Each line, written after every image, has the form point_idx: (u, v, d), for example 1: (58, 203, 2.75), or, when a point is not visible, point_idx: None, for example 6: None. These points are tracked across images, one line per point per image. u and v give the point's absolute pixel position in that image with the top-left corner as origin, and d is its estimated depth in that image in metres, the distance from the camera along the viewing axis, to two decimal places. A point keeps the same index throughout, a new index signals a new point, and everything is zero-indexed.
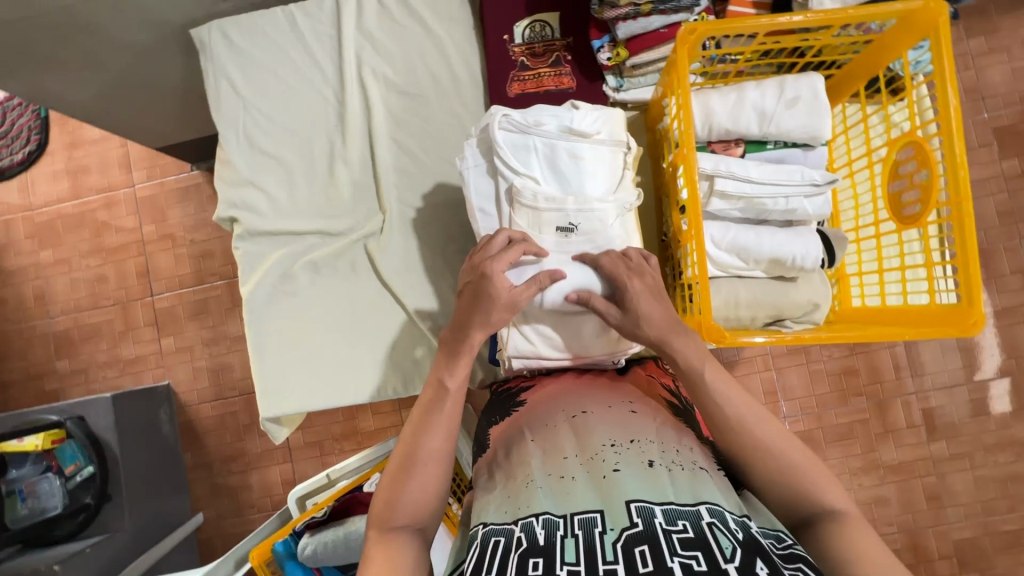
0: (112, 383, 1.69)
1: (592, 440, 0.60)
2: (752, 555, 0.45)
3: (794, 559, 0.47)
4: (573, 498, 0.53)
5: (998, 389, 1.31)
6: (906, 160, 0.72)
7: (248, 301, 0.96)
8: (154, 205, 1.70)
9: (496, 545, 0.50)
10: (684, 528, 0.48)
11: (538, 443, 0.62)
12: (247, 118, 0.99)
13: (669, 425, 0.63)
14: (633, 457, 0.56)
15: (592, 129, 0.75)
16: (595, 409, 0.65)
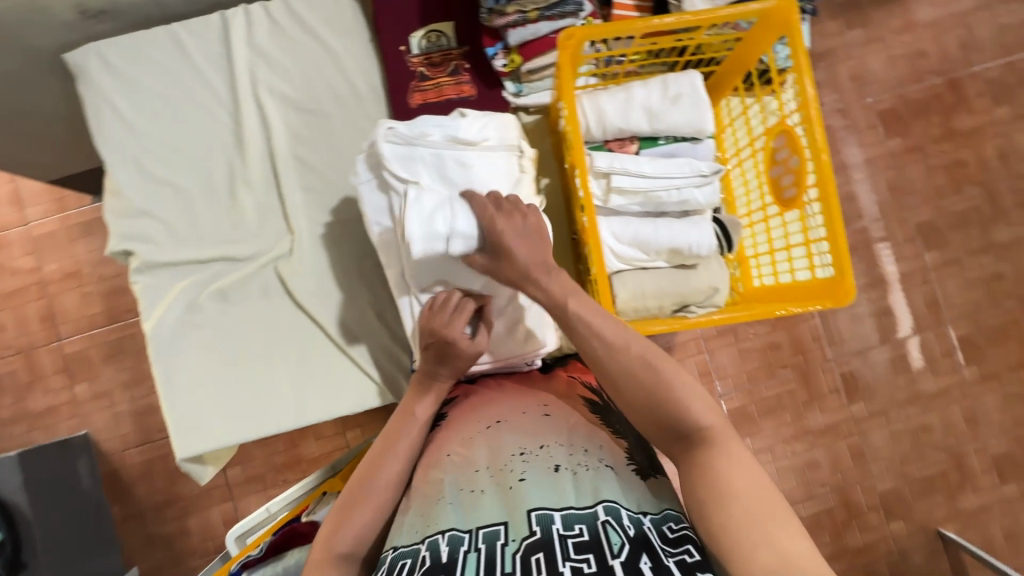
0: (20, 439, 1.55)
1: (502, 449, 0.59)
2: (638, 552, 0.48)
3: (682, 542, 0.50)
4: (479, 513, 0.53)
5: (903, 349, 1.42)
6: (780, 147, 0.78)
7: (152, 337, 0.90)
8: (54, 242, 1.58)
9: (402, 568, 0.50)
10: (580, 531, 0.49)
11: (453, 459, 0.59)
12: (135, 144, 0.93)
13: (583, 425, 0.62)
14: (539, 463, 0.56)
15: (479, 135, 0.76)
16: (510, 417, 0.63)
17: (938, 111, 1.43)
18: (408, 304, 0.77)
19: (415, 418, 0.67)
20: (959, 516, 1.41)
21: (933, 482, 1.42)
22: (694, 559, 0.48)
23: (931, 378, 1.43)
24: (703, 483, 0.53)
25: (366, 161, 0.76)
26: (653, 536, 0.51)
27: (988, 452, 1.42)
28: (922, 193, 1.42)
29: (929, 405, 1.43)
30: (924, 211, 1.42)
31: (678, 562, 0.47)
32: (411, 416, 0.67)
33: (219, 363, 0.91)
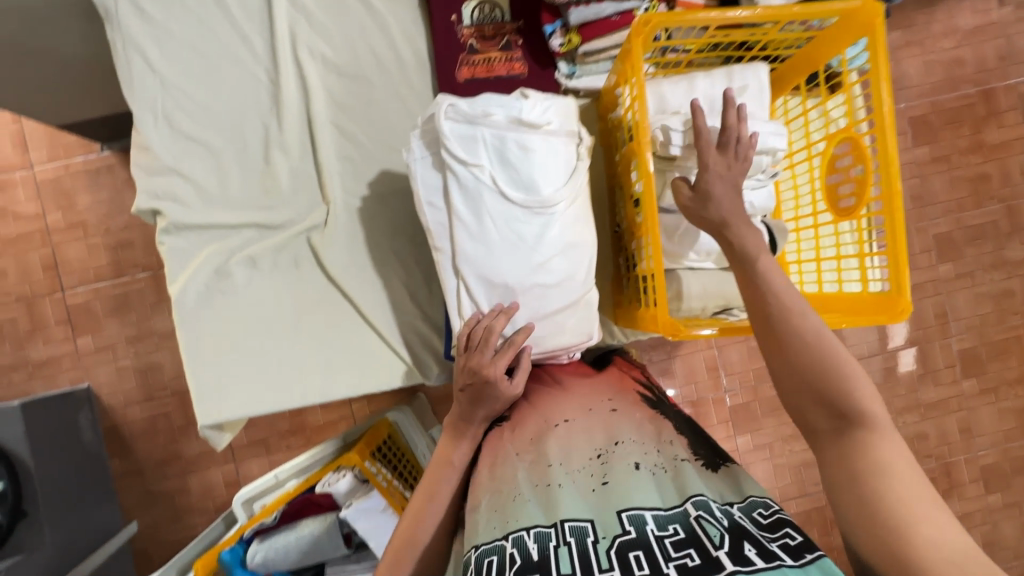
0: (19, 388, 1.53)
1: (577, 451, 0.60)
2: (740, 539, 0.47)
3: (780, 526, 0.50)
4: (563, 506, 0.53)
5: (907, 358, 1.44)
6: (842, 154, 0.77)
7: (178, 301, 0.87)
8: (58, 189, 1.52)
9: (490, 565, 0.50)
10: (676, 530, 0.50)
11: (523, 456, 0.62)
12: (166, 98, 0.89)
13: (649, 420, 0.64)
14: (618, 463, 0.57)
15: (543, 118, 0.73)
16: (577, 415, 0.65)
17: (970, 122, 1.41)
18: (455, 287, 0.74)
19: (453, 468, 0.68)
20: None
21: None
22: (796, 542, 0.47)
23: (931, 388, 1.45)
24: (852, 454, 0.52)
25: (430, 137, 0.74)
26: (746, 524, 0.50)
27: (978, 462, 1.46)
28: (944, 204, 1.41)
29: (927, 414, 1.45)
30: (944, 223, 1.41)
31: (782, 545, 0.47)
32: (449, 467, 0.68)
33: (247, 335, 0.89)
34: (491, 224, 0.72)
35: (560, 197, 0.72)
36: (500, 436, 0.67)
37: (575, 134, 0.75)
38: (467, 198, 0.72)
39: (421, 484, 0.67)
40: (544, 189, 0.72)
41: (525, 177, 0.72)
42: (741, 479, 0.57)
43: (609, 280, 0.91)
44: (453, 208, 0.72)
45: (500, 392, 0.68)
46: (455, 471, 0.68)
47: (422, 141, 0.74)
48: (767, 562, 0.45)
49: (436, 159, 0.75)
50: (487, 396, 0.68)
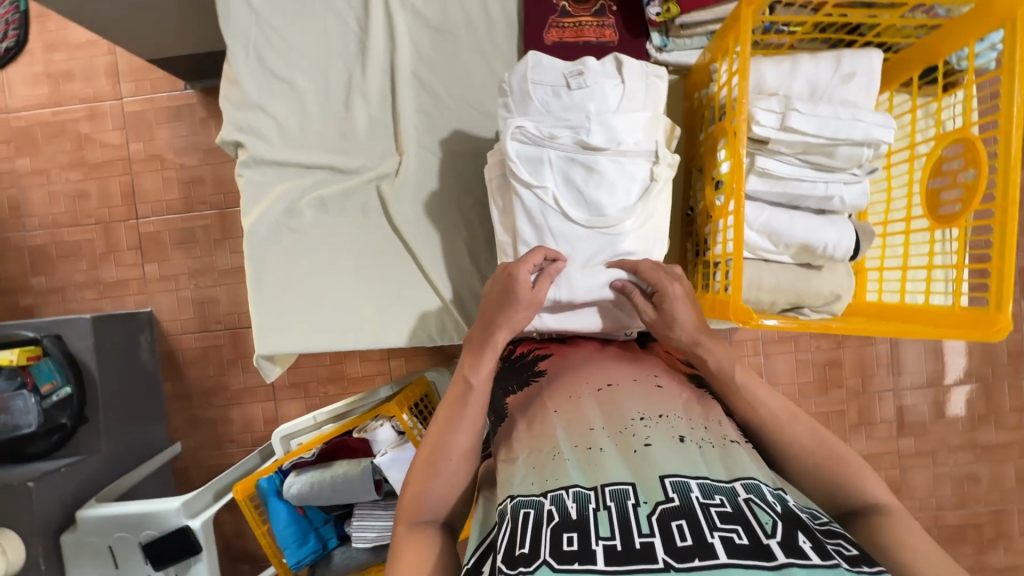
0: (90, 304, 1.64)
1: (621, 413, 0.59)
2: (794, 529, 0.45)
3: (834, 536, 0.47)
4: (605, 467, 0.53)
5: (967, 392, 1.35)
6: (952, 157, 0.71)
7: (250, 233, 0.91)
8: (142, 122, 1.60)
9: (526, 518, 0.49)
10: (722, 502, 0.48)
11: (562, 414, 0.60)
12: (259, 35, 0.91)
13: (696, 401, 0.62)
14: (663, 432, 0.56)
15: (615, 130, 0.69)
16: (622, 381, 0.64)
17: None
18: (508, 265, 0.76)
19: (473, 386, 0.65)
20: (981, 569, 1.38)
21: (963, 532, 1.38)
22: (852, 552, 0.45)
23: (991, 429, 1.36)
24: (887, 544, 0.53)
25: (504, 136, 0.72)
26: (799, 515, 0.48)
27: None
28: None
29: (983, 455, 1.36)
30: None
31: (838, 552, 0.44)
32: (468, 386, 0.65)
33: (313, 274, 0.91)
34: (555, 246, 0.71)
35: (628, 218, 0.70)
36: (539, 390, 0.66)
37: (650, 152, 0.70)
38: (532, 220, 0.71)
39: (443, 405, 0.65)
40: (608, 209, 0.70)
41: (594, 192, 0.70)
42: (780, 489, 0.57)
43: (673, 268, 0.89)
44: (518, 233, 0.72)
45: (521, 299, 0.66)
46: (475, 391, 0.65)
47: (503, 116, 0.73)
48: (823, 559, 0.43)
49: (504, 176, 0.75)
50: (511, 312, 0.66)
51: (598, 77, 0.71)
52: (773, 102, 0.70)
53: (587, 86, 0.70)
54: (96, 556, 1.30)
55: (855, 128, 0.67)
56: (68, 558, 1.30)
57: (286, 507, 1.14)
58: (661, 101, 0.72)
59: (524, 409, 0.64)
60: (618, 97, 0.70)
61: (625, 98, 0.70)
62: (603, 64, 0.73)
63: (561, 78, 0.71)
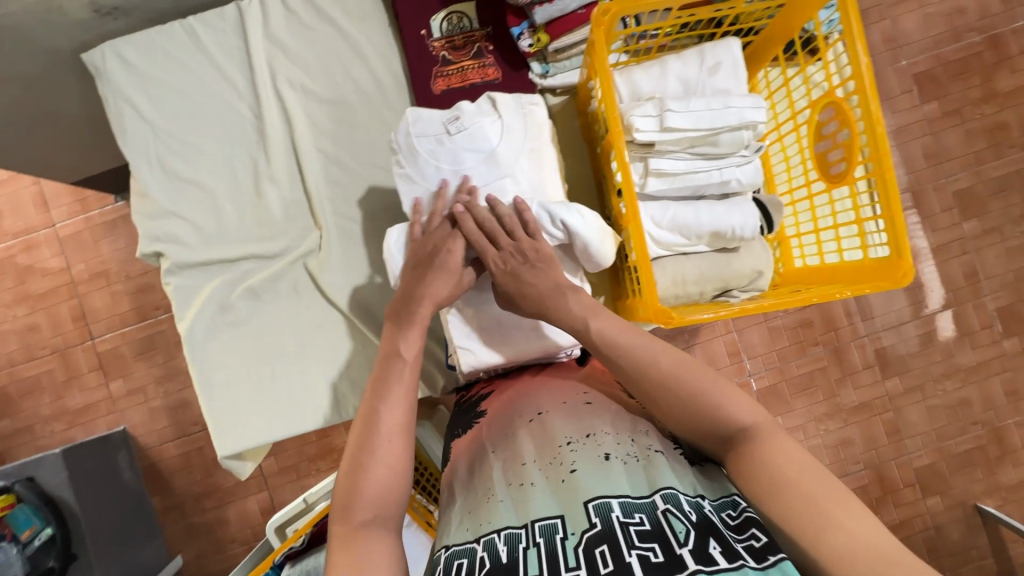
0: (61, 436, 1.59)
1: (550, 441, 0.60)
2: (707, 535, 0.47)
3: (746, 525, 0.49)
4: (534, 506, 0.54)
5: (940, 322, 1.38)
6: (827, 120, 0.74)
7: (188, 337, 0.90)
8: (80, 243, 1.59)
9: (460, 568, 0.51)
10: (642, 520, 0.49)
11: (499, 455, 0.62)
12: (158, 144, 0.92)
13: (625, 409, 0.65)
14: (589, 453, 0.57)
15: (503, 169, 0.72)
16: (551, 408, 0.65)
17: (978, 72, 1.37)
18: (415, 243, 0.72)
19: (402, 359, 0.66)
20: (998, 490, 1.38)
21: (969, 458, 1.39)
22: (761, 542, 0.47)
23: (970, 351, 1.38)
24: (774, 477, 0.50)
25: (409, 195, 0.73)
26: (717, 518, 0.50)
27: None
28: (960, 158, 1.37)
29: (968, 379, 1.39)
30: (964, 177, 1.37)
31: (746, 547, 0.46)
32: (398, 357, 0.66)
33: (258, 361, 0.91)
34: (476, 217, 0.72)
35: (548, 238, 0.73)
36: (481, 430, 0.68)
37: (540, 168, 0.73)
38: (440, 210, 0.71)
39: (370, 378, 0.66)
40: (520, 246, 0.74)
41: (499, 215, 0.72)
42: (716, 487, 0.55)
43: (607, 277, 0.89)
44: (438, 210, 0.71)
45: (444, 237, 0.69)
46: (405, 364, 0.66)
47: (398, 173, 0.73)
48: (729, 562, 0.44)
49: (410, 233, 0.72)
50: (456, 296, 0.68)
51: (475, 116, 0.72)
52: (649, 106, 0.72)
53: (465, 128, 0.71)
54: None
55: (729, 115, 0.71)
56: None
57: None
58: (542, 124, 0.74)
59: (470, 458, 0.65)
60: (498, 132, 0.72)
61: (506, 130, 0.72)
62: (479, 104, 0.74)
63: (441, 126, 0.72)
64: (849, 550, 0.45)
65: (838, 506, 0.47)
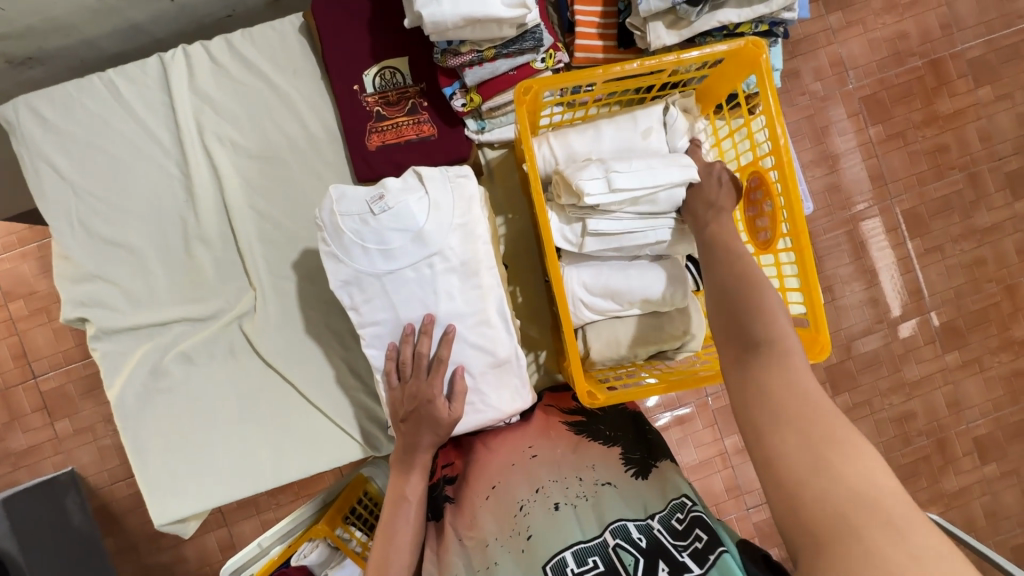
0: (5, 480, 1.53)
1: (506, 508, 0.71)
2: (654, 560, 0.62)
3: (692, 526, 0.64)
4: None
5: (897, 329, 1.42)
6: (754, 188, 0.75)
7: (117, 406, 0.87)
8: (18, 278, 1.52)
9: None
10: (597, 563, 0.63)
11: (465, 541, 0.71)
12: (79, 204, 0.88)
13: (570, 449, 0.77)
14: (541, 509, 0.70)
15: (431, 248, 0.70)
16: (502, 479, 0.74)
17: (920, 95, 1.41)
18: (347, 290, 0.72)
19: (410, 501, 0.74)
20: (941, 498, 1.45)
21: (915, 468, 1.44)
22: (701, 542, 0.62)
23: (914, 365, 1.43)
24: (768, 391, 0.50)
25: (334, 274, 0.71)
26: (660, 537, 0.64)
27: (970, 434, 1.44)
28: (903, 180, 1.41)
29: (913, 393, 1.44)
30: (908, 198, 1.41)
31: (690, 551, 0.62)
32: (405, 500, 0.74)
33: (194, 429, 0.88)
34: (404, 279, 0.71)
35: (483, 311, 0.73)
36: (445, 525, 0.75)
37: (471, 238, 0.72)
38: (361, 272, 0.71)
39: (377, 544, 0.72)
40: (466, 318, 0.73)
41: (430, 278, 0.71)
42: (654, 493, 0.71)
43: (548, 329, 0.91)
44: (365, 274, 0.71)
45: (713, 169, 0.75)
46: (412, 503, 0.74)
47: (324, 250, 0.71)
48: None
49: (341, 264, 0.71)
50: (427, 419, 0.72)
51: (400, 194, 0.70)
52: (593, 168, 0.72)
53: (390, 207, 0.69)
54: None
55: (659, 176, 0.71)
56: None
57: None
58: (472, 196, 0.73)
59: (436, 547, 0.73)
60: (424, 209, 0.70)
61: (432, 207, 0.71)
62: (404, 178, 0.73)
63: (365, 205, 0.70)
64: (826, 491, 0.43)
65: (834, 449, 0.44)
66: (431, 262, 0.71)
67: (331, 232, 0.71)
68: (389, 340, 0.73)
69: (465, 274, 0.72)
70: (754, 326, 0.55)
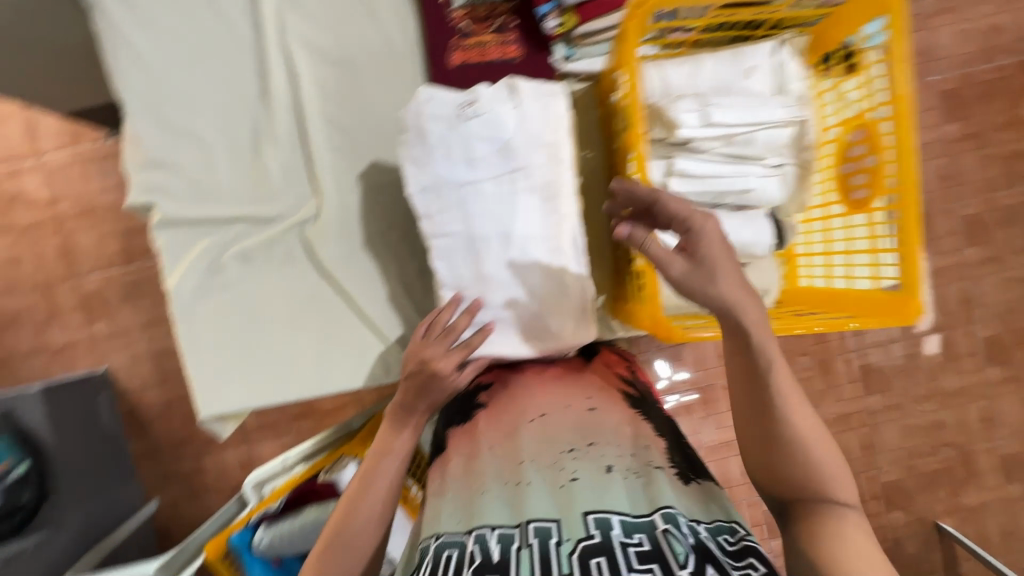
0: (41, 371, 1.55)
1: (551, 445, 0.65)
2: (704, 562, 0.51)
3: (744, 556, 0.53)
4: (529, 506, 0.59)
5: (918, 346, 1.38)
6: (856, 143, 0.73)
7: (173, 297, 0.87)
8: (67, 178, 1.52)
9: (449, 559, 0.56)
10: (641, 541, 0.53)
11: (496, 452, 0.67)
12: (153, 90, 0.86)
13: (629, 423, 0.69)
14: (591, 464, 0.61)
15: (516, 162, 0.70)
16: (554, 411, 0.69)
17: (1009, 94, 1.32)
18: (424, 197, 0.71)
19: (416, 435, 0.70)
20: (959, 510, 1.40)
21: (935, 478, 1.40)
22: (759, 573, 0.51)
23: (953, 375, 1.38)
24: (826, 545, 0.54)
25: (414, 179, 0.71)
26: (712, 545, 0.54)
27: (998, 452, 1.38)
28: (976, 184, 1.33)
29: (948, 402, 1.39)
30: (975, 204, 1.33)
31: (743, 574, 0.51)
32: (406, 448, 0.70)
33: (245, 329, 0.89)
34: (484, 191, 0.70)
35: (558, 236, 0.71)
36: (477, 423, 0.73)
37: (555, 159, 0.70)
38: (441, 179, 0.70)
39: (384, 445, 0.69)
40: (540, 243, 0.71)
41: (509, 194, 0.70)
42: (706, 506, 0.61)
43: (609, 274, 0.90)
44: (445, 181, 0.70)
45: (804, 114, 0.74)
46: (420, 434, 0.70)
47: (405, 154, 0.71)
48: None
49: (422, 167, 0.70)
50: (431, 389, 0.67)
51: (492, 102, 0.69)
52: (689, 101, 0.70)
53: (481, 113, 0.68)
54: None
55: (761, 113, 0.69)
56: None
57: (261, 560, 1.12)
58: (563, 117, 0.70)
59: (460, 447, 0.71)
60: (514, 122, 0.69)
61: (523, 120, 0.69)
62: (497, 88, 0.70)
63: (455, 110, 0.69)
64: None
65: None
66: (512, 177, 0.70)
67: (416, 133, 0.70)
68: (458, 256, 0.72)
69: (544, 196, 0.71)
70: (815, 479, 0.58)
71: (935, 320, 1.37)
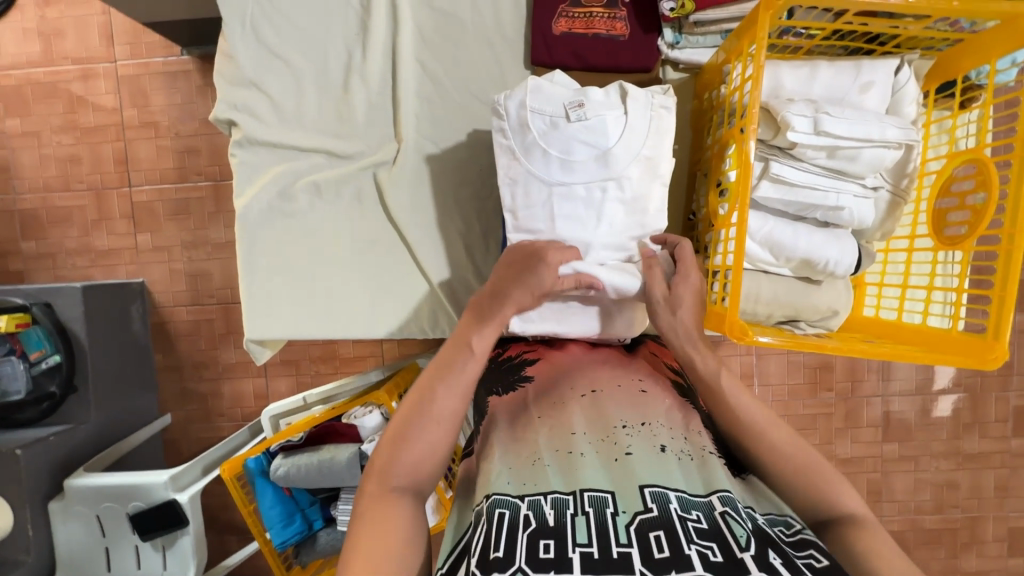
0: (81, 273, 1.47)
1: (604, 419, 0.61)
2: (766, 546, 0.48)
3: (804, 547, 0.50)
4: (584, 477, 0.54)
5: (934, 403, 1.31)
6: (962, 177, 0.70)
7: (242, 215, 0.89)
8: (136, 88, 1.42)
9: (501, 518, 0.51)
10: (699, 517, 0.50)
11: (546, 421, 0.62)
12: (256, 8, 0.86)
13: (678, 408, 0.64)
14: (645, 441, 0.58)
15: (611, 172, 0.70)
16: (606, 388, 0.66)
17: None
18: (511, 193, 0.73)
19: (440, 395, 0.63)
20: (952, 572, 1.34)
21: (937, 536, 1.34)
22: (821, 564, 0.47)
23: (975, 438, 1.31)
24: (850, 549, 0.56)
25: (506, 169, 0.73)
26: (771, 533, 0.51)
27: (1007, 523, 1.32)
28: None
29: (964, 464, 1.32)
30: None
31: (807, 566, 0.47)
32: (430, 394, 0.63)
33: (306, 259, 0.90)
34: (575, 194, 0.71)
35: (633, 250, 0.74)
36: (525, 393, 0.67)
37: (648, 176, 0.72)
38: (532, 175, 0.71)
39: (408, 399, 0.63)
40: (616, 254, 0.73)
41: (599, 204, 0.71)
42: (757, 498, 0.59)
43: None
44: (538, 172, 0.71)
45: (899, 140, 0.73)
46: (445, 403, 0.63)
47: (501, 143, 0.72)
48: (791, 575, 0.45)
49: (522, 158, 0.72)
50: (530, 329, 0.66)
51: (599, 107, 0.70)
52: (802, 106, 0.67)
53: (586, 117, 0.69)
54: (85, 528, 1.19)
55: (874, 130, 0.66)
56: (58, 526, 1.20)
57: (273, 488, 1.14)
58: (665, 134, 0.72)
59: (507, 412, 0.66)
60: (619, 131, 0.70)
61: (627, 130, 0.70)
62: (608, 92, 0.72)
63: (561, 108, 0.70)
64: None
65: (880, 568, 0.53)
66: (604, 187, 0.71)
67: (519, 126, 0.71)
68: None
69: (631, 211, 0.72)
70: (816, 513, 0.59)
71: (953, 379, 1.29)
